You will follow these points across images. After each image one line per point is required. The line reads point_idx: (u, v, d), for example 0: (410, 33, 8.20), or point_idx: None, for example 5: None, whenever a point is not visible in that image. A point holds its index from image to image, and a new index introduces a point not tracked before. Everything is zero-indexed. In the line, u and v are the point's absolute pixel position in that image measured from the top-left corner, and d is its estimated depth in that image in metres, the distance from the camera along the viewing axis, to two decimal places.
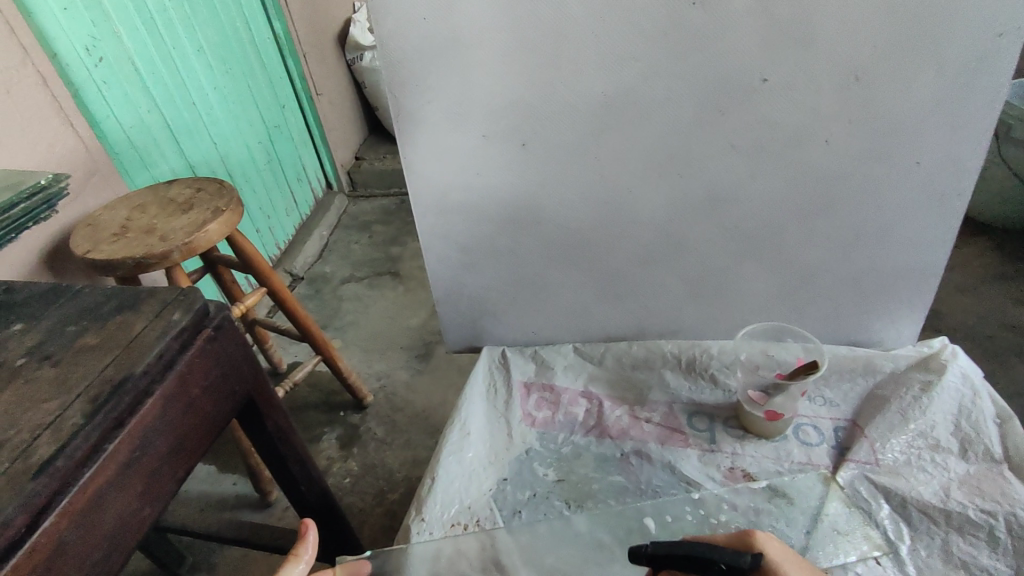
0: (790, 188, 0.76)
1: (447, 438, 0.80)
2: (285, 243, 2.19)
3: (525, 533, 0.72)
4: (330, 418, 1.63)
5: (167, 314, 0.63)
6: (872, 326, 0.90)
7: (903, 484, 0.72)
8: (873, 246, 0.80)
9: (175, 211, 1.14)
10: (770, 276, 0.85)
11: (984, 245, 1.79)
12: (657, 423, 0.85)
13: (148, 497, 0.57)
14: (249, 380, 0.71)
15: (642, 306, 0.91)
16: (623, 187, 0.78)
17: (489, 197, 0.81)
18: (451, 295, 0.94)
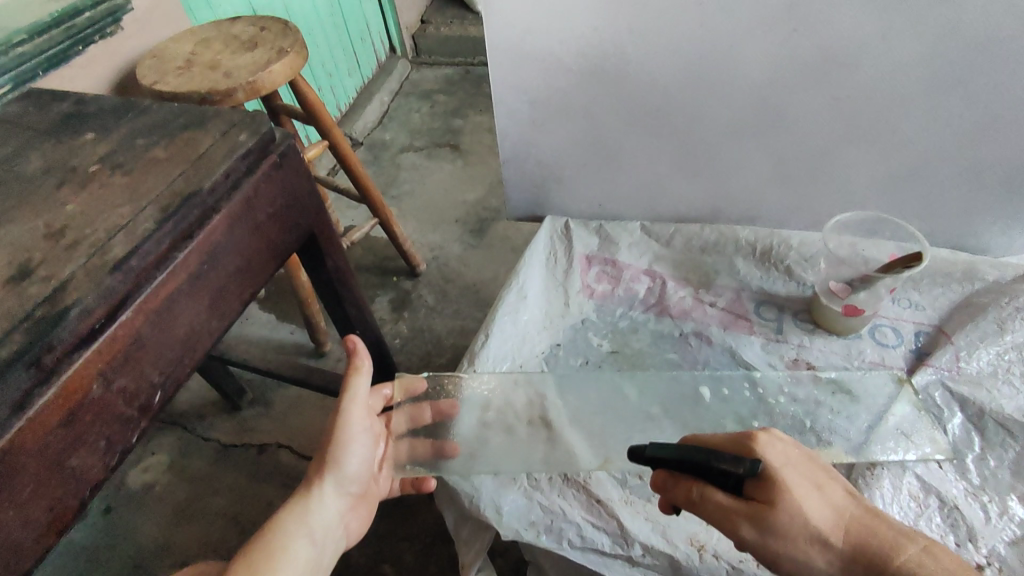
0: (925, 52, 0.65)
1: (504, 299, 0.78)
2: (346, 105, 2.14)
3: (574, 396, 0.72)
4: (384, 281, 1.67)
5: (234, 134, 0.61)
6: (980, 230, 0.81)
7: (984, 395, 0.68)
8: (1008, 134, 0.70)
9: (239, 48, 1.09)
10: (875, 161, 0.76)
11: None
12: (722, 307, 0.81)
13: (216, 311, 0.58)
14: (311, 216, 0.70)
15: (722, 186, 0.85)
16: (726, 41, 0.69)
17: (571, 43, 0.73)
18: (518, 156, 0.89)
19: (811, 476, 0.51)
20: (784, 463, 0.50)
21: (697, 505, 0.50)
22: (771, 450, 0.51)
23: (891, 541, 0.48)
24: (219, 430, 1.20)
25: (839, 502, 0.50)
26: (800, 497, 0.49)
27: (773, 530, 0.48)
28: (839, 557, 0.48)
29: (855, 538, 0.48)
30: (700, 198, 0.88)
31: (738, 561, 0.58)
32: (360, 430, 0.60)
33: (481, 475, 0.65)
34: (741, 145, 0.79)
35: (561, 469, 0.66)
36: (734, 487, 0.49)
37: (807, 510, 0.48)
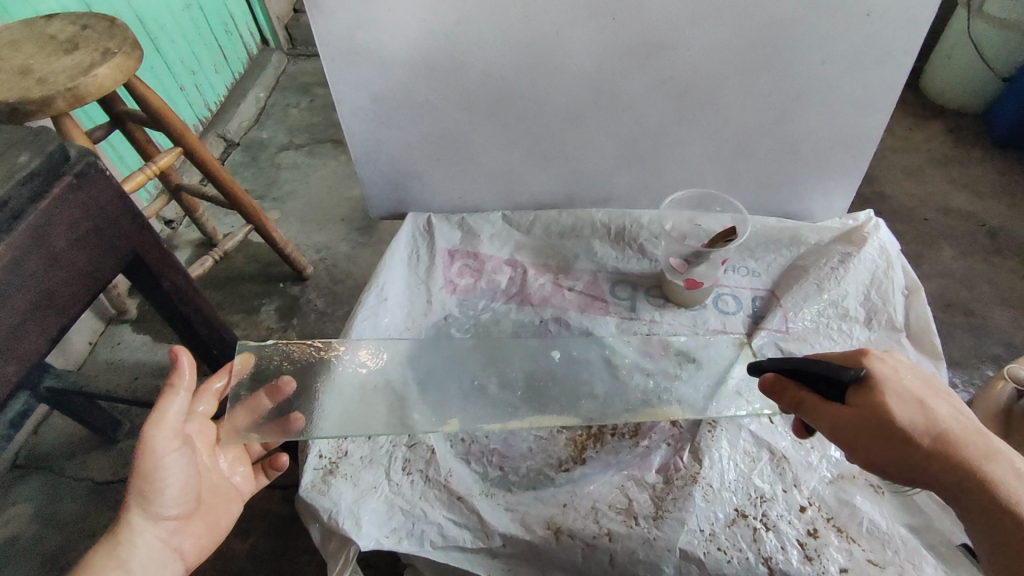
0: (731, 36, 0.69)
1: (363, 302, 0.79)
2: (215, 104, 2.00)
3: (436, 394, 0.71)
4: (269, 289, 1.59)
5: (14, 155, 0.55)
6: (804, 197, 0.88)
7: (807, 351, 0.75)
8: (814, 107, 0.76)
9: (55, 50, 0.93)
10: (706, 138, 0.81)
11: (936, 129, 1.83)
12: (579, 291, 0.84)
13: (12, 354, 0.54)
14: (133, 237, 0.64)
15: (573, 171, 0.87)
16: (551, 29, 0.70)
17: (401, 37, 0.72)
18: (369, 154, 0.87)
19: (921, 393, 0.51)
20: (893, 378, 0.51)
21: (802, 409, 0.54)
22: (881, 365, 0.52)
23: (987, 456, 0.48)
24: (91, 467, 1.00)
25: (944, 417, 0.50)
26: (900, 409, 0.50)
27: (864, 431, 0.50)
28: (928, 463, 0.49)
29: (951, 449, 0.48)
30: (554, 184, 0.89)
31: (593, 538, 0.61)
32: (183, 450, 0.53)
33: (340, 489, 0.64)
34: (582, 130, 0.81)
35: (423, 472, 0.67)
36: (837, 393, 0.52)
37: (909, 418, 0.49)
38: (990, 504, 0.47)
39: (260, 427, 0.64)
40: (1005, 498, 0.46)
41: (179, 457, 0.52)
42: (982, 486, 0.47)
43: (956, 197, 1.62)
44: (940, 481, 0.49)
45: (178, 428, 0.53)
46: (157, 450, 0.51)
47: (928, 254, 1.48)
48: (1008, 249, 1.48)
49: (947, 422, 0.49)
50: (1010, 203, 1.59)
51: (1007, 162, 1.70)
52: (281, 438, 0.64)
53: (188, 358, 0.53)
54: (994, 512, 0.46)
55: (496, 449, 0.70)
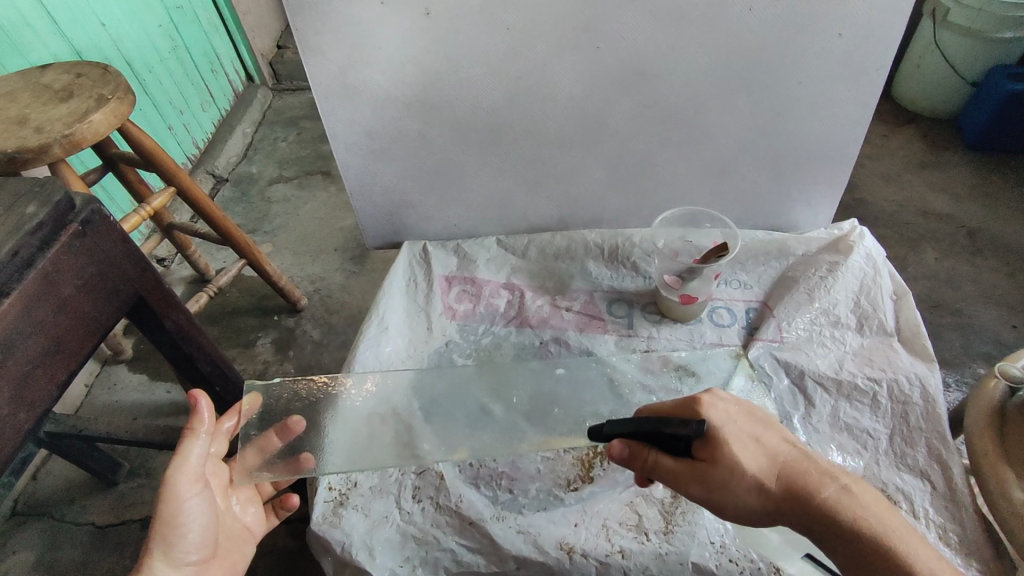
0: (710, 60, 0.73)
1: (365, 332, 0.80)
2: (203, 141, 2.02)
3: (442, 419, 0.72)
4: (264, 322, 1.59)
5: (21, 207, 0.56)
6: (790, 209, 0.91)
7: (803, 359, 0.76)
8: (792, 124, 0.79)
9: (50, 98, 0.95)
10: (691, 157, 0.83)
11: (911, 134, 1.88)
12: (577, 310, 0.85)
13: (21, 402, 0.54)
14: (136, 279, 0.65)
15: (564, 194, 0.89)
16: (536, 60, 0.73)
17: (393, 74, 0.76)
18: (364, 187, 0.89)
19: (753, 430, 0.53)
20: (728, 424, 0.52)
21: (650, 473, 0.53)
22: (715, 411, 0.52)
23: (822, 479, 0.51)
24: (93, 511, 0.99)
25: (775, 451, 0.52)
26: (740, 454, 0.51)
27: (717, 484, 0.50)
28: (776, 502, 0.51)
29: (792, 483, 0.51)
30: (547, 208, 0.91)
31: (606, 556, 0.62)
32: (202, 491, 0.53)
33: (352, 521, 0.65)
34: (571, 154, 0.84)
35: (433, 499, 0.67)
36: (681, 449, 0.52)
37: (752, 463, 0.51)
38: (836, 528, 0.50)
39: (271, 466, 0.65)
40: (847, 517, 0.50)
41: (200, 500, 0.53)
42: (827, 511, 0.50)
43: (935, 200, 1.66)
44: (791, 516, 0.51)
45: (200, 470, 0.53)
46: (180, 493, 0.51)
47: (912, 257, 1.51)
48: (989, 249, 1.52)
49: (781, 456, 0.52)
50: (989, 204, 1.63)
51: (982, 164, 1.75)
52: (292, 477, 0.64)
53: (206, 401, 0.54)
54: (842, 534, 0.50)
55: (505, 471, 0.69)
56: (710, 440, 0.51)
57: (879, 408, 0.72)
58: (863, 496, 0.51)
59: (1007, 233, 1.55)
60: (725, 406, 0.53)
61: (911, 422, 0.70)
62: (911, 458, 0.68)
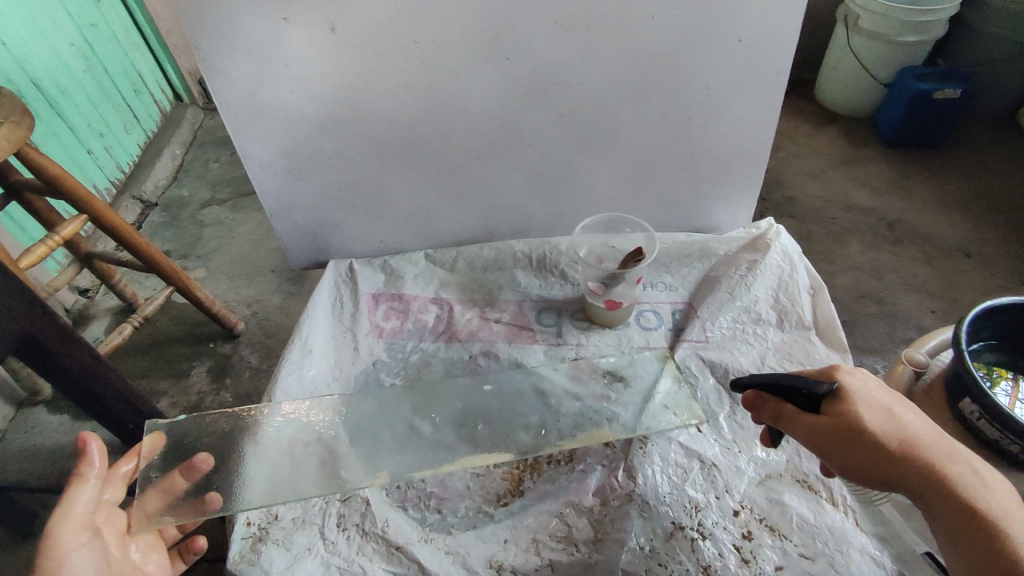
0: (620, 68, 0.74)
1: (287, 357, 0.77)
2: (128, 165, 1.94)
3: (368, 443, 0.70)
4: (198, 350, 1.53)
5: None
6: (711, 211, 0.93)
7: (727, 357, 0.78)
8: (705, 128, 0.81)
9: None
10: (611, 163, 0.84)
11: (833, 132, 1.97)
12: (506, 322, 0.85)
13: None
14: (26, 318, 0.61)
15: (489, 205, 0.89)
16: (448, 73, 0.73)
17: (302, 91, 0.74)
18: (283, 207, 0.86)
19: (895, 403, 0.49)
20: (865, 389, 0.49)
21: (778, 422, 0.52)
22: (852, 377, 0.50)
23: (954, 460, 0.46)
24: None
25: (912, 422, 0.47)
26: (870, 416, 0.47)
27: (838, 440, 0.47)
28: (903, 473, 0.46)
29: (919, 457, 0.46)
30: (472, 220, 0.90)
31: (535, 571, 0.61)
32: (91, 540, 0.50)
33: (272, 556, 0.61)
34: (492, 166, 0.84)
35: (359, 526, 0.65)
36: (816, 406, 0.50)
37: (882, 425, 0.47)
38: (957, 512, 0.44)
39: (174, 509, 0.63)
40: (972, 502, 0.44)
41: (87, 550, 0.49)
42: (951, 490, 0.45)
43: (857, 195, 1.74)
44: (907, 488, 0.46)
45: (88, 519, 0.51)
46: (66, 542, 0.48)
47: (839, 251, 1.58)
48: (908, 239, 1.59)
49: (914, 428, 0.47)
50: (906, 196, 1.72)
51: (899, 159, 1.84)
52: (196, 519, 0.62)
53: (97, 444, 0.53)
54: (963, 521, 0.44)
55: (433, 491, 0.68)
56: (843, 398, 0.48)
57: None
58: (998, 488, 0.45)
59: (924, 223, 1.63)
60: (867, 375, 0.50)
61: None
62: None
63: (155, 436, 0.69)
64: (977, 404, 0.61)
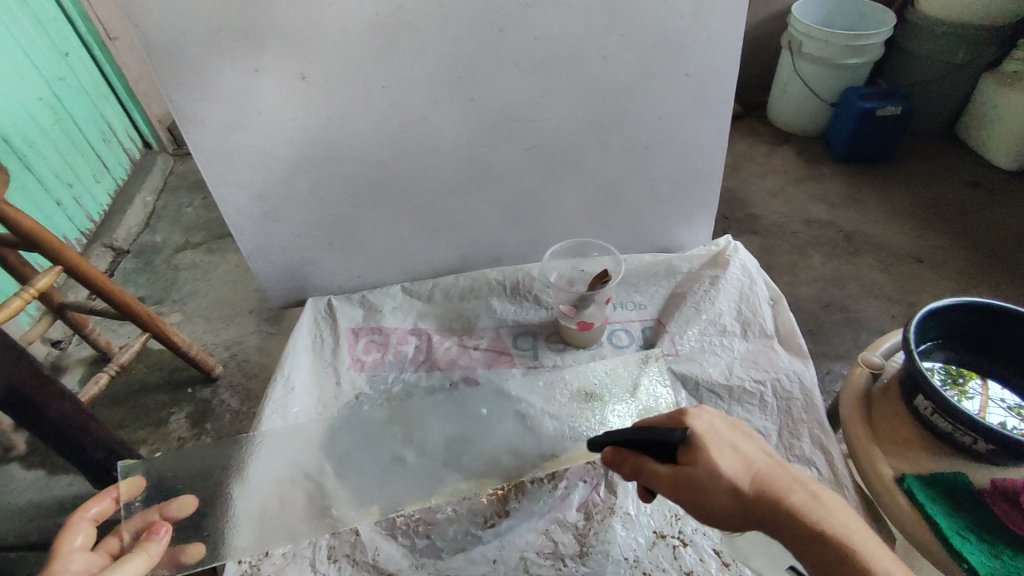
0: (578, 104, 0.79)
1: (270, 396, 0.78)
2: (99, 214, 1.94)
3: (355, 477, 0.72)
4: (177, 396, 1.51)
5: None
6: (674, 232, 0.98)
7: (696, 369, 0.81)
8: (661, 156, 0.86)
9: None
10: (577, 192, 0.89)
11: (787, 151, 2.07)
12: (484, 348, 0.87)
13: None
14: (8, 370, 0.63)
15: (463, 237, 0.92)
16: (417, 115, 0.77)
17: (276, 138, 0.77)
18: (261, 248, 0.89)
19: (740, 441, 0.54)
20: (712, 432, 0.53)
21: (639, 474, 0.55)
22: (698, 421, 0.54)
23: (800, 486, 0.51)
24: None
25: (753, 458, 0.53)
26: (722, 458, 0.51)
27: (700, 489, 0.51)
28: (759, 512, 0.50)
29: (769, 491, 0.51)
30: (447, 251, 0.94)
31: None
32: None
33: None
34: (465, 199, 0.88)
35: (350, 556, 0.67)
36: (667, 454, 0.53)
37: (732, 469, 0.51)
38: (812, 539, 0.50)
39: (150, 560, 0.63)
40: (823, 529, 0.49)
41: None
42: (801, 519, 0.50)
43: (814, 209, 1.82)
44: (765, 521, 0.51)
45: None
46: None
47: (800, 263, 1.65)
48: (865, 249, 1.67)
49: (761, 465, 0.52)
50: (860, 208, 1.81)
51: (851, 174, 1.94)
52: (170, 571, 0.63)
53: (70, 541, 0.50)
54: (819, 548, 0.49)
55: (421, 518, 0.70)
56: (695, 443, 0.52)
57: (766, 407, 0.77)
58: (829, 504, 0.51)
59: (878, 233, 1.72)
60: (709, 416, 0.54)
61: (796, 416, 0.75)
62: (799, 449, 0.73)
63: (138, 476, 0.69)
64: (929, 400, 0.64)
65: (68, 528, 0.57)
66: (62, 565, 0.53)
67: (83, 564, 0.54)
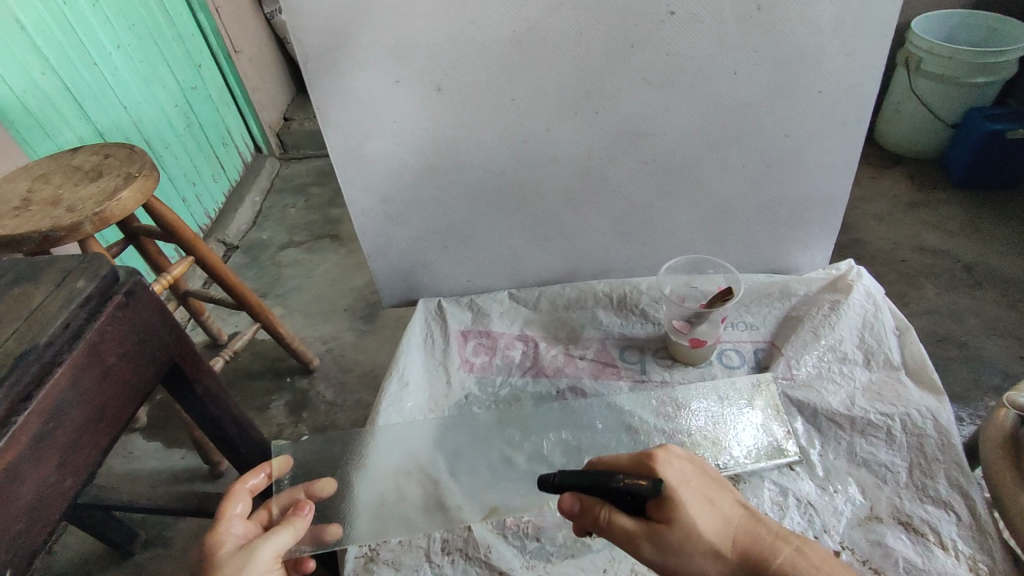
0: (702, 119, 0.79)
1: (386, 390, 0.82)
2: (215, 211, 2.10)
3: (467, 474, 0.75)
4: (278, 384, 1.61)
5: (70, 282, 0.60)
6: (789, 253, 0.95)
7: (815, 395, 0.78)
8: (783, 175, 0.85)
9: (83, 179, 1.12)
10: (691, 209, 0.88)
11: (897, 174, 1.96)
12: (591, 358, 0.88)
13: (69, 469, 0.56)
14: (171, 346, 0.70)
15: (572, 248, 0.94)
16: (541, 127, 0.80)
17: (406, 145, 0.82)
18: (380, 249, 0.94)
19: (708, 491, 0.55)
20: (684, 485, 0.54)
21: (604, 529, 0.54)
22: (671, 472, 0.55)
23: (761, 534, 0.54)
24: None
25: (729, 512, 0.55)
26: (696, 514, 0.52)
27: (678, 548, 0.52)
28: (728, 568, 0.52)
29: (746, 549, 0.53)
30: (555, 261, 0.95)
31: None
32: None
33: None
34: (578, 211, 0.89)
35: (462, 551, 0.68)
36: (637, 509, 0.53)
37: (711, 527, 0.53)
38: None
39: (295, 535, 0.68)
40: None
41: None
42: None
43: (928, 237, 1.71)
44: None
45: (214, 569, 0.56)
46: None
47: (911, 293, 1.55)
48: (986, 282, 1.55)
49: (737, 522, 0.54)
50: (981, 238, 1.68)
51: (969, 201, 1.82)
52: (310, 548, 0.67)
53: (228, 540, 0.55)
54: None
55: (531, 520, 0.71)
56: (666, 497, 0.53)
57: (894, 442, 0.73)
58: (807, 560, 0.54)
59: (1001, 266, 1.59)
60: (681, 467, 0.56)
61: (928, 455, 0.71)
62: (932, 490, 0.68)
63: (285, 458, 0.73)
64: None
65: (232, 494, 0.62)
66: (226, 529, 0.60)
67: (241, 530, 0.61)
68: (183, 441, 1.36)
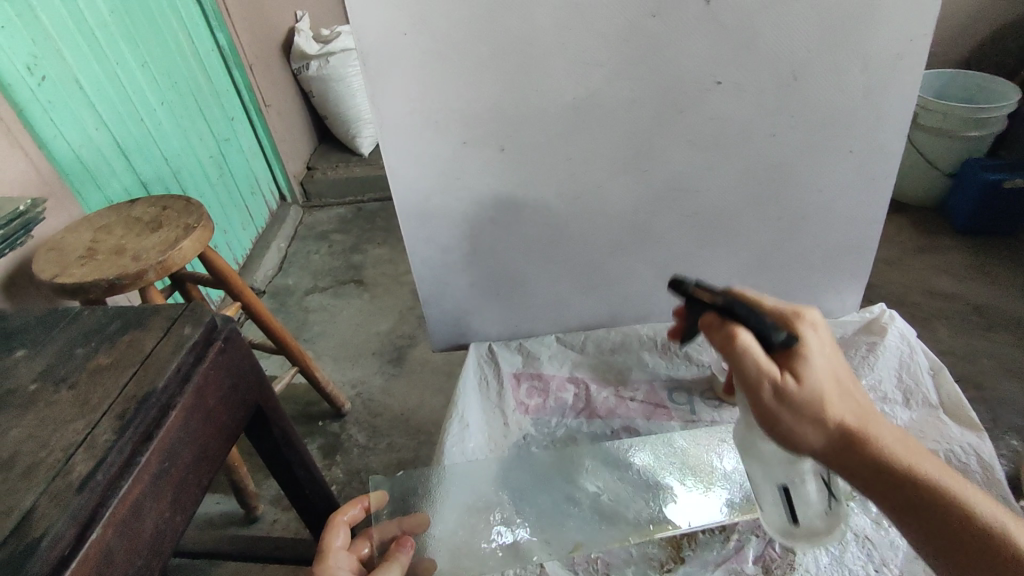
0: (743, 176, 0.86)
1: (449, 431, 0.85)
2: (243, 257, 2.15)
3: (533, 513, 0.82)
4: (309, 428, 1.63)
5: (178, 329, 0.65)
6: (821, 298, 1.00)
7: None
8: (817, 226, 0.91)
9: (144, 230, 1.18)
10: (730, 257, 0.94)
11: (902, 221, 2.05)
12: (641, 400, 0.92)
13: (178, 507, 0.59)
14: (256, 390, 0.74)
15: (617, 294, 0.99)
16: (594, 183, 0.86)
17: (468, 200, 0.88)
18: (436, 296, 0.99)
19: (838, 365, 0.58)
20: (821, 345, 0.57)
21: (727, 352, 0.56)
22: (809, 332, 0.58)
23: (874, 423, 0.56)
24: None
25: (860, 401, 0.57)
26: (823, 372, 0.55)
27: (807, 400, 0.55)
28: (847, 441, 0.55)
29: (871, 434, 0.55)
30: (600, 306, 1.01)
31: None
32: None
33: None
34: (624, 259, 0.95)
35: None
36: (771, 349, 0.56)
37: (842, 406, 0.56)
38: (916, 489, 0.53)
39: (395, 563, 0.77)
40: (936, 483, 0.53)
41: None
42: (914, 476, 0.54)
43: (937, 281, 1.78)
44: (871, 467, 0.54)
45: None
46: None
47: (926, 335, 1.61)
48: (998, 324, 1.61)
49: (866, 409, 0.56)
50: (988, 281, 1.75)
51: (974, 246, 1.89)
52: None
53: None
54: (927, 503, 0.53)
55: (599, 556, 0.76)
56: (793, 347, 0.56)
57: None
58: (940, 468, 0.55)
59: (1010, 308, 1.65)
60: (821, 332, 0.59)
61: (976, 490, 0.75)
62: None
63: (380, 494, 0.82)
64: None
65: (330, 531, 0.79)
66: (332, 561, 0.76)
67: (345, 561, 0.77)
68: (220, 484, 1.41)
